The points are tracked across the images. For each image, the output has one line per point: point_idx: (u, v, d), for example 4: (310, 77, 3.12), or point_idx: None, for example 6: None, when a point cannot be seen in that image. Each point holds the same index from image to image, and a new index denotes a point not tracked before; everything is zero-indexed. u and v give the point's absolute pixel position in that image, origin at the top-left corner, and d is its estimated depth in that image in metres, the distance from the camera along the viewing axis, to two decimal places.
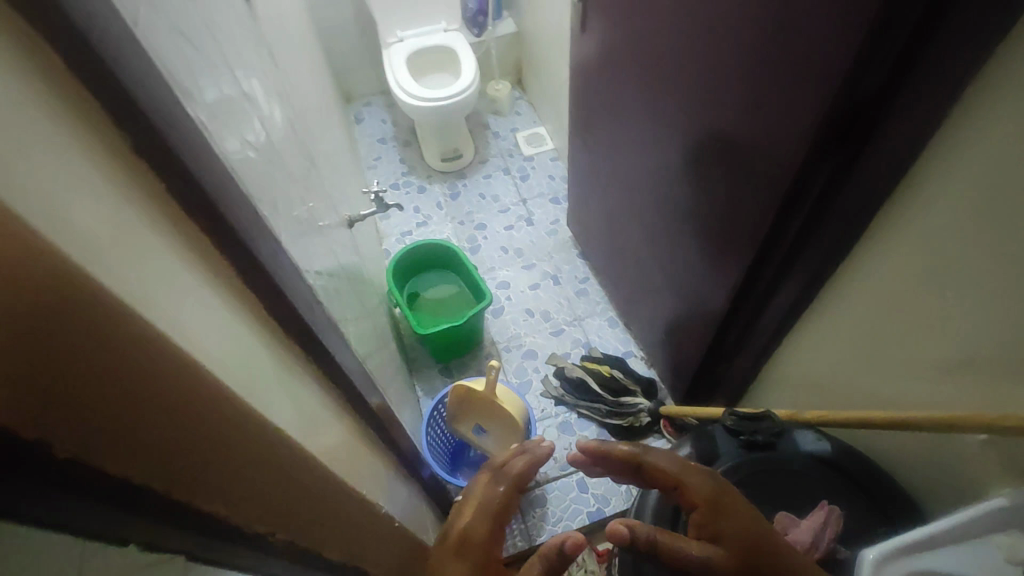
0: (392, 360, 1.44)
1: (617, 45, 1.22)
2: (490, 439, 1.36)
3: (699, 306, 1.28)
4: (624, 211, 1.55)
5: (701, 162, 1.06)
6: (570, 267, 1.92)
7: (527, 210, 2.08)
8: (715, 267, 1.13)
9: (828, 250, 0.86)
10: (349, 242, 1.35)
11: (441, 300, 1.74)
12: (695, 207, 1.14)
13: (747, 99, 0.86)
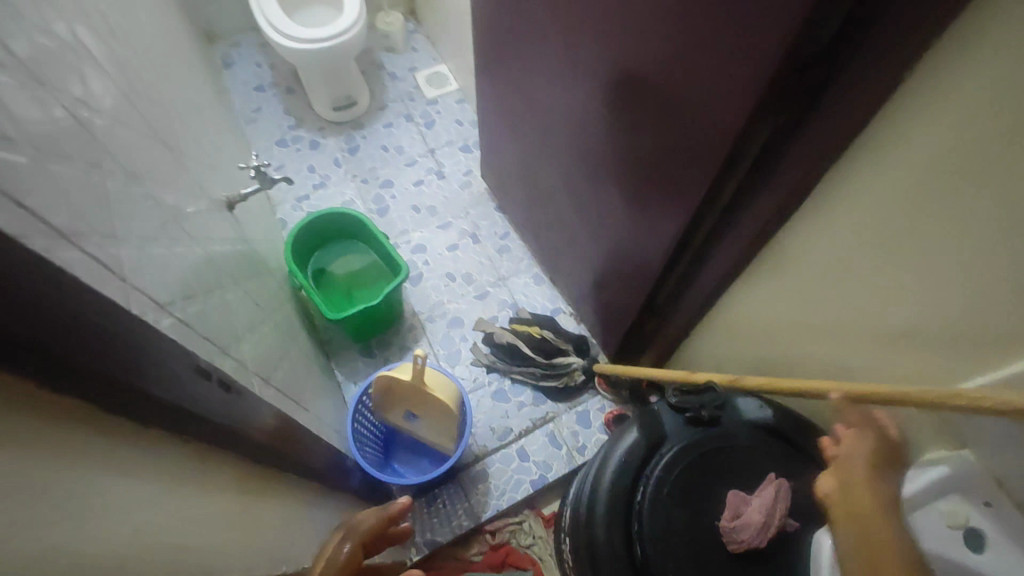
0: (304, 352, 1.29)
1: None
2: (424, 424, 1.28)
3: (630, 265, 1.23)
4: (543, 164, 1.44)
5: (627, 116, 0.96)
6: (488, 222, 1.80)
7: (436, 162, 1.91)
8: (647, 226, 1.07)
9: (769, 208, 0.83)
10: (232, 226, 1.15)
11: (352, 273, 1.58)
12: (623, 163, 1.06)
13: (677, 51, 0.78)
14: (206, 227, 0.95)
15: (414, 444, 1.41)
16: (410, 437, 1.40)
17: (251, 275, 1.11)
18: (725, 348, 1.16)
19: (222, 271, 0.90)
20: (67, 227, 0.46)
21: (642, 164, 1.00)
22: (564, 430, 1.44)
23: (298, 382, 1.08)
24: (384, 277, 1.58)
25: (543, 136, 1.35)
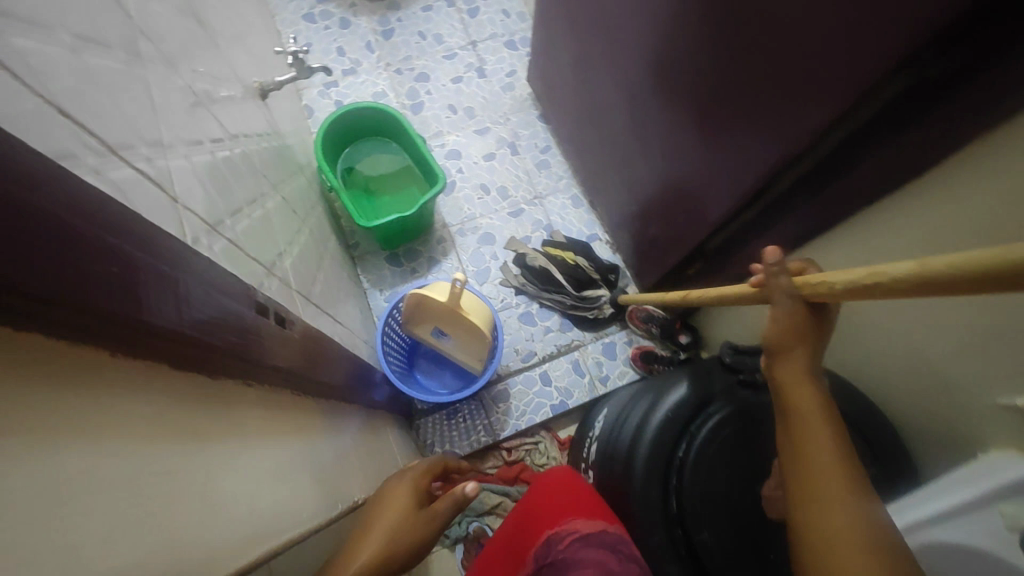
0: (334, 257, 1.24)
1: None
2: (451, 344, 1.26)
3: (688, 203, 1.15)
4: (603, 76, 1.30)
5: (722, 39, 0.84)
6: (529, 132, 1.67)
7: (478, 57, 1.73)
8: (719, 168, 0.98)
9: (875, 170, 0.75)
10: (265, 118, 1.05)
11: (383, 176, 1.49)
12: (704, 94, 0.94)
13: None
14: (243, 120, 0.86)
15: (437, 358, 1.40)
16: (434, 353, 1.38)
17: (286, 174, 1.04)
18: None
19: (262, 175, 0.82)
20: (112, 139, 0.39)
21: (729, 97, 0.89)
22: (588, 359, 1.44)
23: (331, 292, 1.04)
24: (415, 183, 1.49)
25: (611, 44, 1.20)
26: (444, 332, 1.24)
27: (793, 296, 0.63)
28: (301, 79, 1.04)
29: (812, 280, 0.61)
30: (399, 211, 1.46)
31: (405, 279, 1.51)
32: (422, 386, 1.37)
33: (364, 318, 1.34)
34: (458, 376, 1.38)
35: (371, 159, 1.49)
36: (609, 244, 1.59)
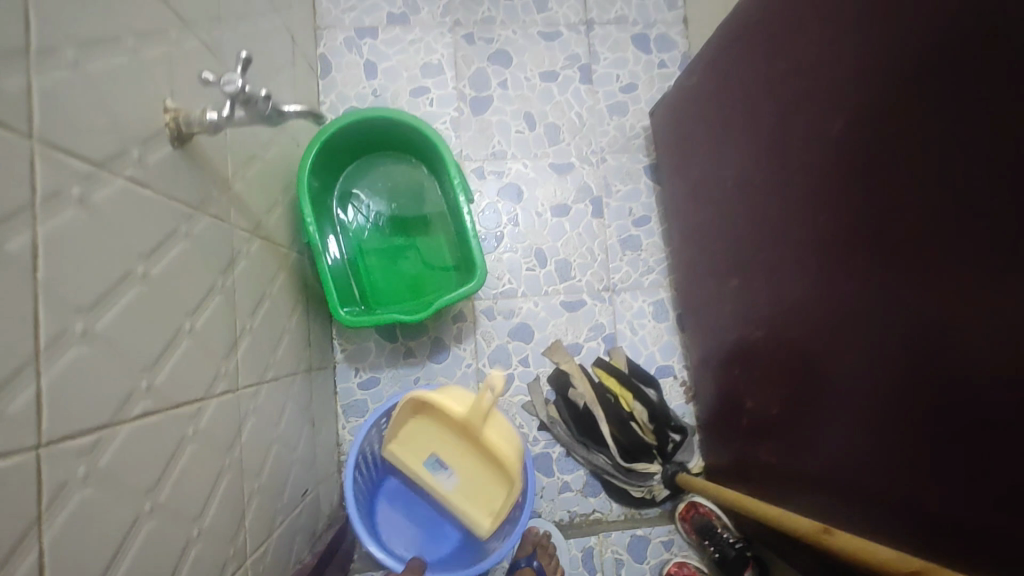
0: (285, 364, 0.80)
1: None
2: (456, 483, 0.89)
3: (742, 379, 0.91)
4: (769, 200, 0.77)
5: (845, 232, 0.63)
6: (627, 189, 1.14)
7: (588, 49, 1.16)
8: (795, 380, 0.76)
9: None
10: (189, 182, 0.56)
11: (395, 215, 0.98)
12: (754, 244, 0.82)
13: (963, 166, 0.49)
14: (75, 278, 0.38)
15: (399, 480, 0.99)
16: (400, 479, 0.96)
17: (205, 292, 0.57)
18: None
19: (65, 446, 0.36)
20: None
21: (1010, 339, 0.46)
22: (606, 552, 1.04)
23: (238, 500, 0.62)
24: (438, 240, 0.98)
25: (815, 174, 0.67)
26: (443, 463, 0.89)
27: None
28: (258, 127, 0.54)
29: None
30: (404, 277, 0.97)
31: (394, 363, 1.06)
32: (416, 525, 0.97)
33: (316, 432, 0.92)
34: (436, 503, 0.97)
35: (382, 186, 0.98)
36: (684, 388, 1.12)
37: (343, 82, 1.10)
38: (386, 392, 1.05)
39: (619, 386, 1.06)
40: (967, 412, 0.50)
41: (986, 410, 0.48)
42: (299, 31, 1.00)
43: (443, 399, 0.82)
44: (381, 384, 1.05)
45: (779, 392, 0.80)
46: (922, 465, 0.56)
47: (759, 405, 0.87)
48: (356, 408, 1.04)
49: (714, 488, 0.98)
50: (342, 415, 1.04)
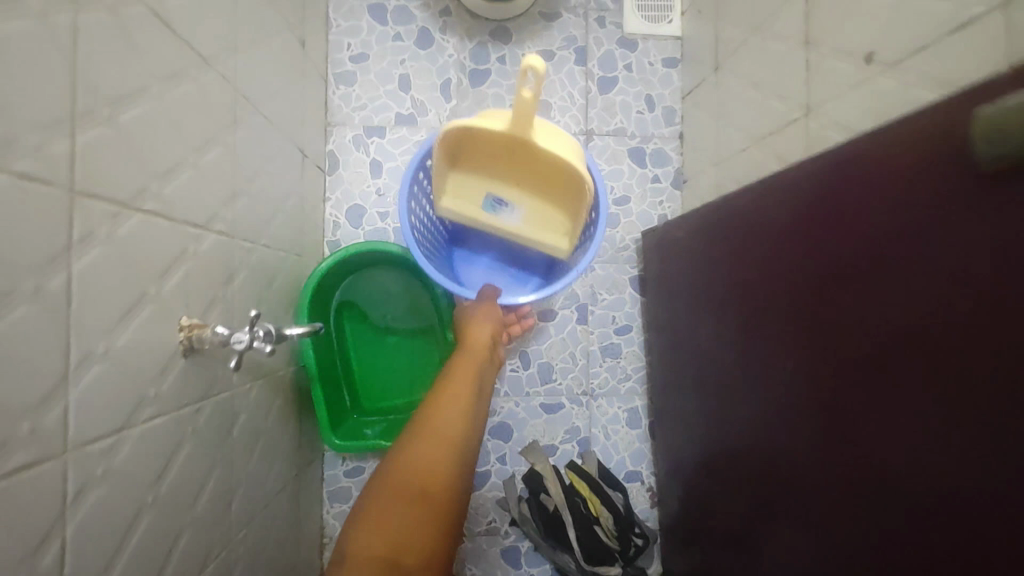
0: (276, 484, 0.87)
1: (773, 232, 0.66)
2: (519, 216, 1.03)
3: (745, 478, 0.74)
4: (726, 354, 0.81)
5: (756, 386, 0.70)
6: (612, 298, 1.20)
7: (586, 159, 1.20)
8: (807, 460, 0.59)
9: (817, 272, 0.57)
10: (198, 375, 0.62)
11: (388, 326, 1.04)
12: (772, 292, 0.65)
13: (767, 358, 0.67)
14: (94, 550, 0.45)
15: (456, 239, 1.16)
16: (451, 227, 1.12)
17: (208, 470, 0.63)
18: None
19: None
20: None
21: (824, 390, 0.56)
22: None
23: None
24: (429, 354, 1.04)
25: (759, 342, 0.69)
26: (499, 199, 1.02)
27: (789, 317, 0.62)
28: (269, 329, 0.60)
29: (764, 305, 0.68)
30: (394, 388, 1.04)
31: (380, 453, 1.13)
32: (485, 270, 1.14)
33: (301, 527, 1.00)
34: (505, 251, 1.14)
35: (375, 300, 1.04)
36: (650, 493, 1.19)
37: (349, 179, 1.15)
38: None
39: (588, 491, 1.13)
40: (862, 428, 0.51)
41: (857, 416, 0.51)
42: (309, 142, 1.05)
43: (482, 120, 0.91)
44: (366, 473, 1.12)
45: (786, 462, 0.63)
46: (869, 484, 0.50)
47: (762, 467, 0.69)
48: (341, 494, 1.11)
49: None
50: (328, 501, 1.11)
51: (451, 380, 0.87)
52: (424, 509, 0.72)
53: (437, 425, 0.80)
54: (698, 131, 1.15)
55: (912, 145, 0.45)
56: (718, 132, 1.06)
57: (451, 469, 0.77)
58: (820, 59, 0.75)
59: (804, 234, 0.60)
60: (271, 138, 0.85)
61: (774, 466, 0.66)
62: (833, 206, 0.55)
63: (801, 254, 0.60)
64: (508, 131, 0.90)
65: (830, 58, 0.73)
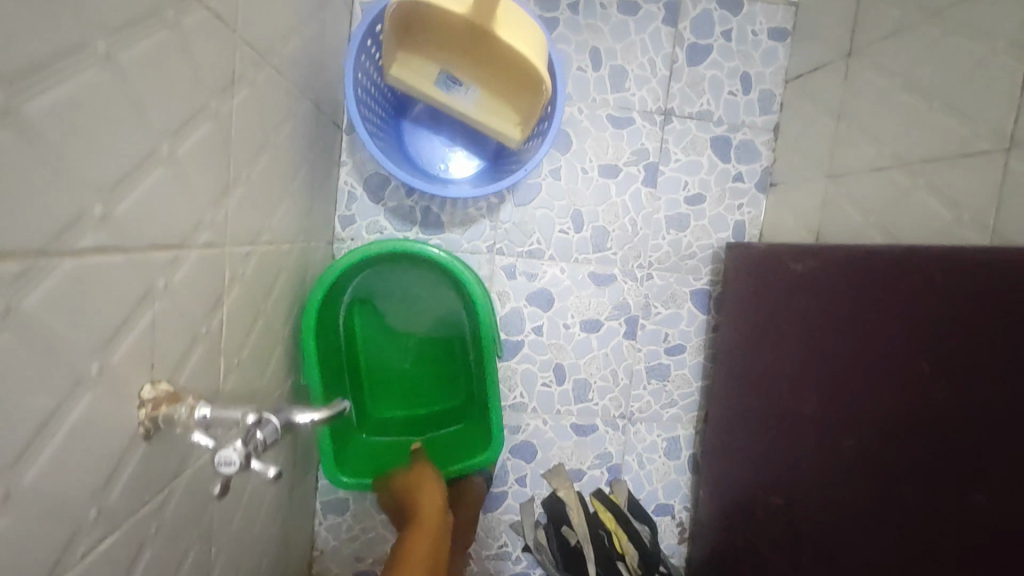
0: (262, 525, 0.72)
1: (819, 308, 0.72)
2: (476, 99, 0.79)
3: (791, 537, 0.74)
4: (784, 409, 0.79)
5: (802, 454, 0.73)
6: (667, 312, 1.03)
7: (659, 144, 1.00)
8: (875, 528, 0.60)
9: (838, 309, 0.68)
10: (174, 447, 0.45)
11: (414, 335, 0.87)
12: (884, 353, 0.61)
13: (817, 435, 0.71)
14: None
15: (403, 109, 0.91)
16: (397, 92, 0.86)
17: (178, 560, 0.48)
18: None
19: None
20: None
21: (886, 464, 0.59)
22: None
23: None
24: (456, 370, 0.88)
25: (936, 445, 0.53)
26: (456, 76, 0.77)
27: (851, 400, 0.65)
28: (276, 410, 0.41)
29: (817, 380, 0.72)
30: (410, 405, 0.88)
31: None
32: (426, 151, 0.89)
33: (289, 549, 0.87)
34: (466, 133, 0.91)
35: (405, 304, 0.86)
36: (680, 529, 1.07)
37: None
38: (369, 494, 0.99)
39: (613, 524, 1.01)
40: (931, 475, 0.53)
41: (921, 469, 0.54)
42: (326, 94, 0.83)
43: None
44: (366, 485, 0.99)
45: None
46: (938, 528, 0.52)
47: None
48: (336, 506, 0.98)
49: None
50: (321, 511, 0.98)
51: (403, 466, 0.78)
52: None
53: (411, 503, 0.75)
54: (804, 127, 0.95)
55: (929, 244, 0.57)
56: (838, 135, 0.86)
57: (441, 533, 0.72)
58: None
59: (890, 297, 0.60)
60: (282, 94, 0.64)
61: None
62: (860, 278, 0.65)
63: (931, 316, 0.55)
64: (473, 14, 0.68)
65: None
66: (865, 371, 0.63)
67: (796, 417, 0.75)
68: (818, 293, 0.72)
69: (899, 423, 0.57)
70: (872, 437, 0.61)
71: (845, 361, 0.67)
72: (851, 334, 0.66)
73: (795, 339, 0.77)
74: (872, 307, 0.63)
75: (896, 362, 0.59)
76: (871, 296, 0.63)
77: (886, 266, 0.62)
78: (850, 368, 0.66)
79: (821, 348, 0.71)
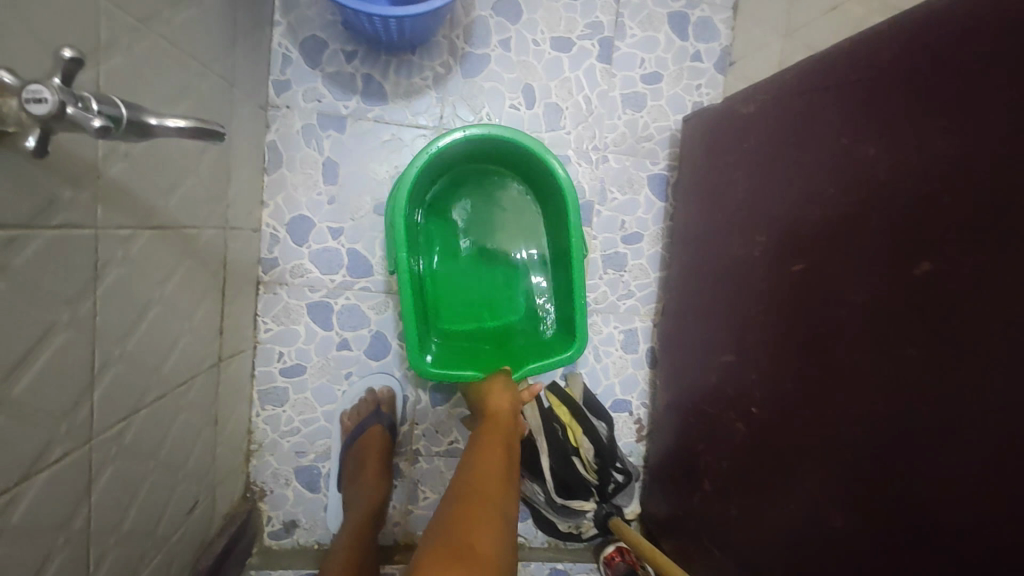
0: (177, 373, 0.66)
1: (772, 143, 0.69)
2: None
3: (753, 388, 0.72)
4: (737, 261, 0.76)
5: (758, 300, 0.71)
6: (624, 199, 0.99)
7: (614, 18, 0.95)
8: (834, 354, 0.58)
9: (790, 138, 0.65)
10: (20, 188, 0.38)
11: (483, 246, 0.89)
12: (832, 161, 0.58)
13: (769, 274, 0.69)
14: None
15: None
16: None
17: (38, 336, 0.42)
18: None
19: None
20: None
21: (835, 277, 0.58)
22: None
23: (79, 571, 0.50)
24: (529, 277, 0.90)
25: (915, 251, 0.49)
26: None
27: (803, 224, 0.62)
28: (124, 110, 0.35)
29: (770, 219, 0.68)
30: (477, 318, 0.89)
31: (326, 351, 0.94)
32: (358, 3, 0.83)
33: (219, 428, 0.81)
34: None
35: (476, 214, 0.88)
36: (637, 426, 1.04)
37: (308, 2, 0.88)
38: (311, 385, 0.94)
39: (569, 416, 0.97)
40: (889, 278, 0.52)
41: (879, 275, 0.53)
42: None
43: None
44: (307, 375, 0.94)
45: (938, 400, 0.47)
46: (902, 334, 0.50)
47: (899, 433, 0.50)
48: (276, 395, 0.93)
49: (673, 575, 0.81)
50: (258, 402, 0.93)
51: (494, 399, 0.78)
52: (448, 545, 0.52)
53: (488, 448, 0.70)
54: None
55: (874, 33, 0.55)
56: None
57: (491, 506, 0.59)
58: None
59: (840, 102, 0.58)
60: None
61: (928, 423, 0.48)
62: (810, 97, 0.63)
63: (880, 105, 0.53)
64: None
65: None
66: (815, 188, 0.61)
67: (750, 266, 0.73)
68: (772, 128, 0.69)
69: (851, 224, 0.56)
70: (823, 251, 0.59)
71: (795, 187, 0.64)
72: (801, 156, 0.63)
73: (747, 185, 0.74)
74: (822, 121, 0.61)
75: (845, 164, 0.57)
76: (822, 110, 0.61)
77: (836, 74, 0.59)
78: (801, 191, 0.63)
79: (773, 184, 0.68)
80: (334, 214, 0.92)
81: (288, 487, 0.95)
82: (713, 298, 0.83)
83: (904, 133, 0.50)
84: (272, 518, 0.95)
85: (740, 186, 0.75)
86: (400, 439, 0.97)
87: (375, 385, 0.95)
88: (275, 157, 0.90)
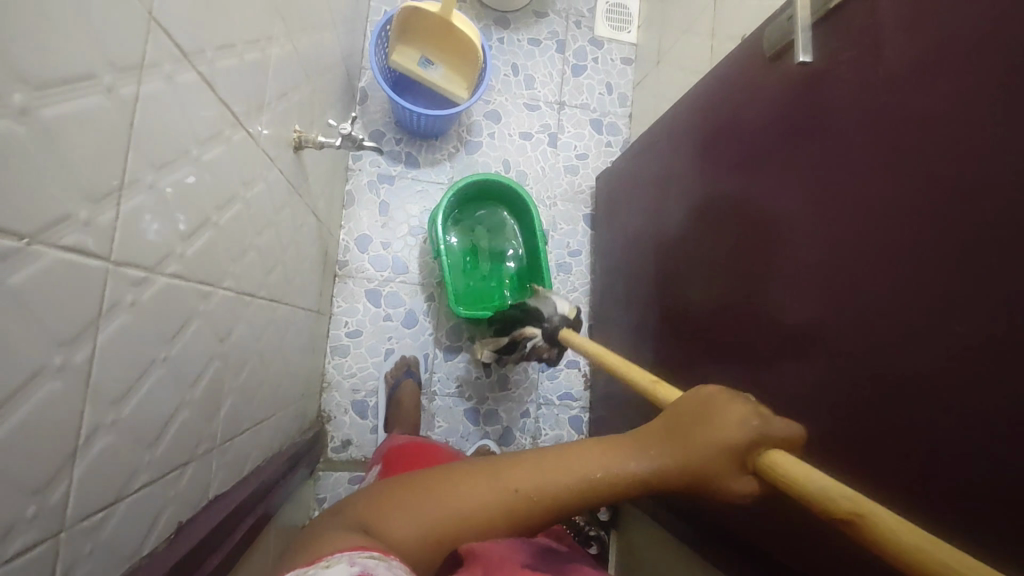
0: (306, 301, 1.15)
1: (642, 178, 1.28)
2: (438, 73, 1.33)
3: (643, 313, 1.23)
4: (631, 243, 1.32)
5: (643, 262, 1.26)
6: (568, 228, 1.56)
7: (558, 121, 1.59)
8: (679, 251, 1.09)
9: (648, 176, 1.24)
10: (295, 174, 0.92)
11: (487, 250, 1.43)
12: (663, 175, 1.17)
13: (645, 243, 1.25)
14: (257, 220, 0.75)
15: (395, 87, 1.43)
16: (392, 75, 1.39)
17: (288, 240, 0.93)
18: (671, 564, 1.09)
19: (242, 298, 0.72)
20: None
21: (670, 233, 1.13)
22: None
23: (275, 373, 0.96)
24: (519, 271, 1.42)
25: (693, 199, 1.03)
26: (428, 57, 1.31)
27: (656, 213, 1.19)
28: (348, 142, 0.91)
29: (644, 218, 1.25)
30: (487, 294, 1.40)
31: (376, 321, 1.43)
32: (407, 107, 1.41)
33: (312, 356, 1.27)
34: (429, 101, 1.43)
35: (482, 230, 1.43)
36: (584, 379, 1.52)
37: (375, 110, 1.48)
38: (365, 344, 1.42)
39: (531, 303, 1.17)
40: (688, 200, 1.05)
41: (685, 202, 1.06)
42: (353, 71, 1.38)
43: (423, 6, 1.23)
44: (363, 336, 1.42)
45: (706, 236, 0.97)
46: (695, 219, 1.02)
47: (699, 259, 0.99)
48: (342, 350, 1.40)
49: (815, 487, 0.50)
50: (330, 354, 1.39)
51: (710, 416, 0.57)
52: (395, 562, 0.45)
53: (689, 438, 0.58)
54: (642, 110, 1.56)
55: (673, 120, 1.15)
56: (656, 106, 1.47)
57: (558, 484, 0.58)
58: (718, 47, 1.17)
59: (661, 149, 1.18)
60: (336, 52, 1.18)
61: (704, 249, 0.98)
62: (655, 153, 1.22)
63: (673, 146, 1.13)
64: (443, 12, 1.23)
65: (724, 43, 1.14)
66: (659, 191, 1.19)
67: (638, 243, 1.28)
68: (642, 170, 1.28)
69: (669, 209, 1.13)
70: (664, 208, 1.16)
71: (652, 199, 1.22)
72: (654, 181, 1.22)
73: (634, 203, 1.32)
74: (659, 163, 1.20)
75: (667, 179, 1.15)
76: (660, 157, 1.20)
77: (660, 138, 1.19)
78: (654, 200, 1.21)
79: (645, 198, 1.26)
80: (385, 234, 1.46)
81: (346, 415, 1.39)
82: (621, 273, 1.37)
83: (681, 162, 1.08)
84: (333, 437, 1.37)
85: (631, 207, 1.33)
86: (424, 383, 1.44)
87: (408, 344, 1.43)
88: (351, 198, 1.45)
